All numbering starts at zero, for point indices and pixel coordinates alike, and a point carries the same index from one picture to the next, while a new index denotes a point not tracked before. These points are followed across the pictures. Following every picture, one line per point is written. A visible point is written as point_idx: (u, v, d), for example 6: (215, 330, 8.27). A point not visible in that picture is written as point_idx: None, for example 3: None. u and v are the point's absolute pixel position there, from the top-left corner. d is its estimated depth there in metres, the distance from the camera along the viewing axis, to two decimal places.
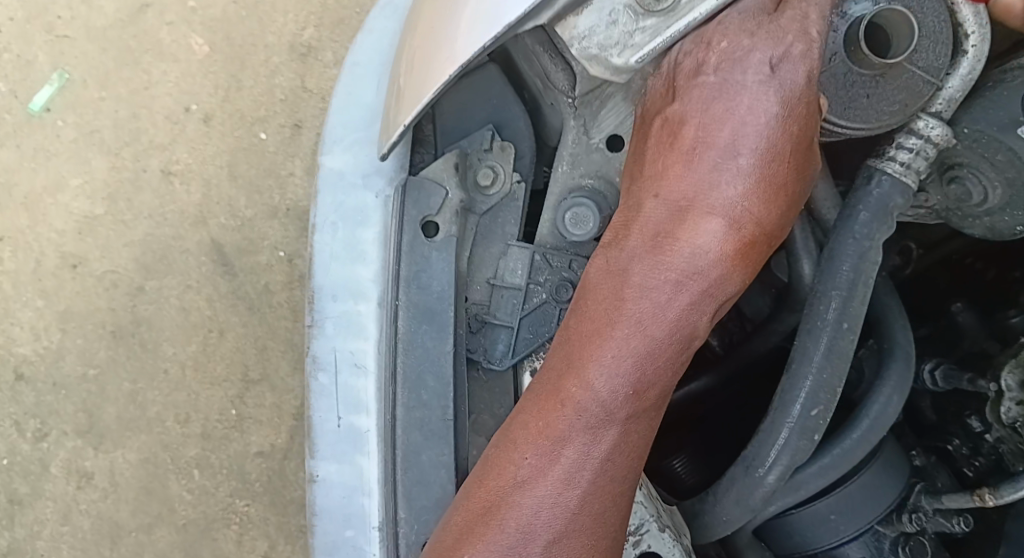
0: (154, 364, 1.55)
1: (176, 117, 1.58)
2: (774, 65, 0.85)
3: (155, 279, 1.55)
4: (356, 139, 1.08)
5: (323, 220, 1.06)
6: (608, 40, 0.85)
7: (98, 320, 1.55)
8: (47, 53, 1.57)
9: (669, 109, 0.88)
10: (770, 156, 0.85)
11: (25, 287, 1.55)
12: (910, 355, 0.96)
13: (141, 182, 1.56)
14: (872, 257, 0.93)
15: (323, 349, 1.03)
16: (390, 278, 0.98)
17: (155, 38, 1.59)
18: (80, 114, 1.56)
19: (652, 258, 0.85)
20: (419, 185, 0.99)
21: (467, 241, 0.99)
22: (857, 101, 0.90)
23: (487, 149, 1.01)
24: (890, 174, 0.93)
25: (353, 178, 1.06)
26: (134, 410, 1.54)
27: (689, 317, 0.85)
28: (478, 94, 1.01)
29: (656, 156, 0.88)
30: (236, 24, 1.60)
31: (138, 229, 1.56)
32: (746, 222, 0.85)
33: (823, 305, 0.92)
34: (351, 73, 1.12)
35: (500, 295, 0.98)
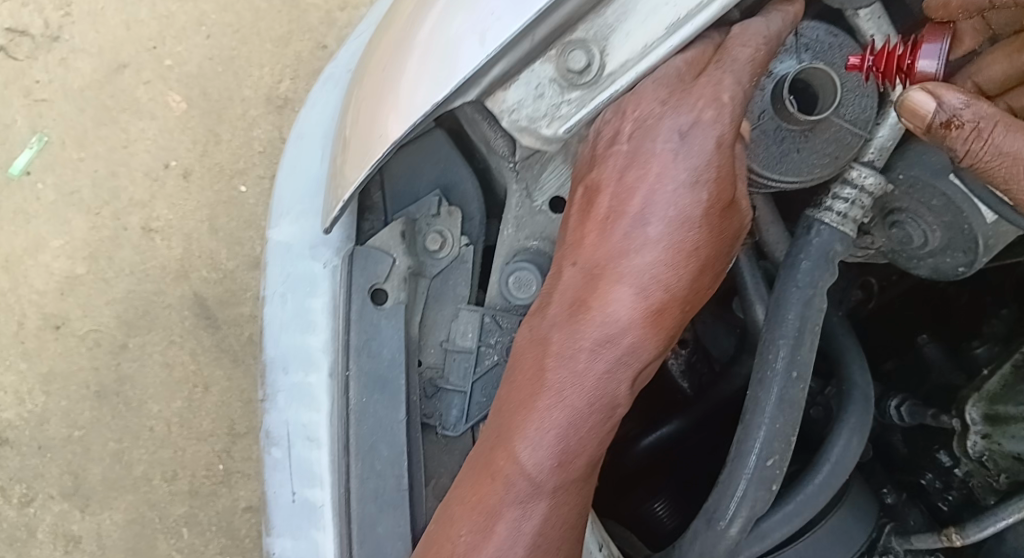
0: (139, 423, 1.54)
1: (155, 174, 1.58)
2: (683, 132, 0.81)
3: (137, 336, 1.55)
4: (301, 209, 1.04)
5: (273, 293, 1.03)
6: (537, 113, 0.83)
7: (82, 381, 1.54)
8: (25, 116, 1.57)
9: (589, 175, 0.84)
10: (680, 224, 0.81)
11: (8, 350, 1.54)
12: (867, 396, 0.96)
13: (122, 240, 1.56)
14: (816, 307, 0.90)
15: (277, 424, 1.01)
16: (339, 348, 0.95)
17: (132, 97, 1.59)
18: (59, 175, 1.56)
19: (568, 329, 0.81)
20: (366, 253, 0.94)
21: (418, 305, 0.95)
22: (789, 158, 0.88)
23: (435, 214, 0.96)
24: (828, 223, 0.90)
25: (300, 249, 1.02)
26: (119, 469, 1.53)
27: (608, 389, 0.81)
28: (426, 158, 0.97)
29: (576, 223, 0.84)
30: (213, 78, 1.60)
31: (119, 286, 1.55)
32: (663, 289, 0.81)
33: (770, 354, 0.90)
34: (296, 144, 1.09)
35: (451, 360, 0.95)
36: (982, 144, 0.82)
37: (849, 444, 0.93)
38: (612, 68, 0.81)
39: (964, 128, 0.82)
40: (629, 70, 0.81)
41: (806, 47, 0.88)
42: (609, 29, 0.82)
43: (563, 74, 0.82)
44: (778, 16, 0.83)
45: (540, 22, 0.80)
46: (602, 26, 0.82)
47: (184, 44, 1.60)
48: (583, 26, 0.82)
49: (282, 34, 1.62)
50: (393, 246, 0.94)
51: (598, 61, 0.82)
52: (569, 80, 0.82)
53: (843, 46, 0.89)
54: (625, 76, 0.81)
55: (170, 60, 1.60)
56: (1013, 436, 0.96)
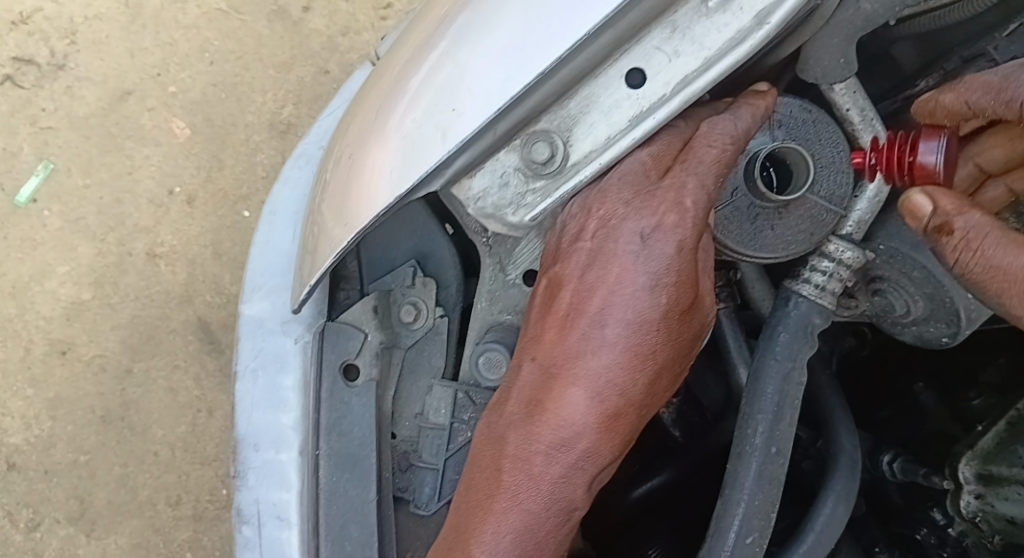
0: (143, 447, 1.55)
1: (159, 200, 1.59)
2: (644, 235, 0.83)
3: (142, 360, 1.56)
4: (274, 286, 1.06)
5: (244, 368, 1.04)
6: (502, 200, 0.84)
7: (88, 406, 1.55)
8: (32, 144, 1.59)
9: (553, 269, 0.86)
10: (639, 327, 0.82)
11: (15, 376, 1.56)
12: (854, 461, 0.95)
13: (126, 265, 1.58)
14: (798, 377, 0.91)
15: (247, 502, 1.02)
16: (308, 426, 0.98)
17: (136, 124, 1.61)
18: (65, 202, 1.58)
19: (525, 428, 0.82)
20: (338, 329, 0.98)
21: (391, 379, 0.99)
22: (762, 235, 0.90)
23: (410, 285, 1.00)
24: (806, 296, 0.91)
25: (272, 325, 1.04)
26: (124, 494, 1.54)
27: (564, 492, 0.82)
28: (403, 229, 1.01)
29: (538, 318, 0.86)
30: (216, 105, 1.62)
31: (124, 312, 1.57)
32: (619, 393, 0.82)
33: (751, 428, 0.90)
34: (269, 221, 1.10)
35: (425, 435, 0.98)
36: (970, 255, 0.83)
37: (834, 511, 0.93)
38: (576, 159, 0.83)
39: (954, 236, 0.83)
40: (595, 160, 0.82)
41: (780, 124, 0.90)
42: (573, 120, 0.83)
43: (524, 163, 0.84)
44: (746, 110, 0.85)
45: (500, 117, 0.82)
46: (566, 117, 0.83)
47: (188, 70, 1.62)
48: (546, 117, 0.83)
49: (284, 59, 1.63)
50: (365, 321, 0.98)
51: (561, 152, 0.83)
52: (533, 170, 0.83)
53: (819, 122, 0.89)
54: (587, 166, 0.82)
55: (174, 87, 1.62)
56: (1006, 497, 0.97)
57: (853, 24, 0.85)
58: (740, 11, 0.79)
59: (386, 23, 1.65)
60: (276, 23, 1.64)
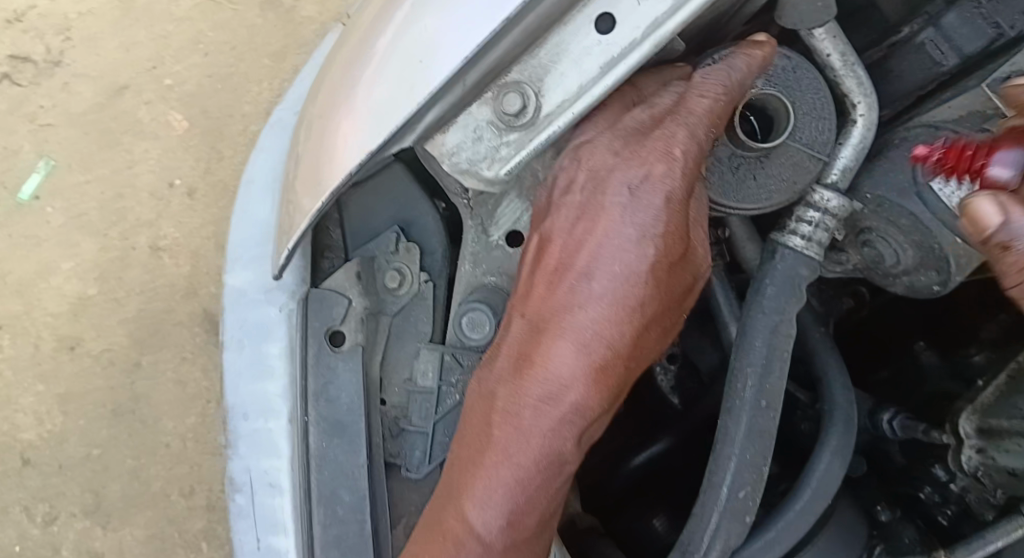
0: (154, 439, 1.56)
1: (160, 193, 1.60)
2: (633, 188, 0.83)
3: (150, 353, 1.57)
4: (257, 256, 1.07)
5: (231, 338, 1.06)
6: (476, 155, 0.84)
7: (97, 401, 1.56)
8: (32, 142, 1.60)
9: (542, 225, 0.86)
10: (627, 278, 0.82)
11: (25, 373, 1.57)
12: (851, 417, 0.95)
13: (130, 259, 1.58)
14: (785, 329, 0.91)
15: (239, 471, 1.03)
16: (295, 394, 0.98)
17: (134, 118, 1.61)
18: (67, 198, 1.59)
19: (514, 383, 0.82)
20: (321, 296, 0.97)
21: (378, 345, 0.98)
22: (745, 185, 0.90)
23: (393, 250, 0.99)
24: (792, 247, 0.92)
25: (256, 295, 1.05)
26: (138, 486, 1.55)
27: (554, 445, 0.81)
28: (384, 196, 1.00)
29: (527, 275, 0.86)
30: (212, 95, 1.62)
31: (130, 305, 1.57)
32: (608, 345, 0.82)
33: (739, 382, 0.91)
34: (248, 192, 1.11)
35: (414, 400, 0.97)
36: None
37: (830, 465, 0.92)
38: (548, 109, 0.82)
39: None
40: (569, 110, 0.81)
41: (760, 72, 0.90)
42: (544, 69, 0.82)
43: (497, 115, 0.83)
44: (740, 59, 0.85)
45: (471, 67, 0.81)
46: (537, 66, 0.82)
47: (182, 63, 1.62)
48: (517, 66, 0.82)
49: (279, 47, 1.63)
50: (348, 287, 0.98)
51: (534, 102, 0.82)
52: (507, 122, 0.83)
53: (799, 68, 0.90)
54: (560, 117, 0.82)
55: (169, 80, 1.62)
56: (1006, 450, 0.95)
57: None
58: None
59: None
60: (268, 12, 1.64)
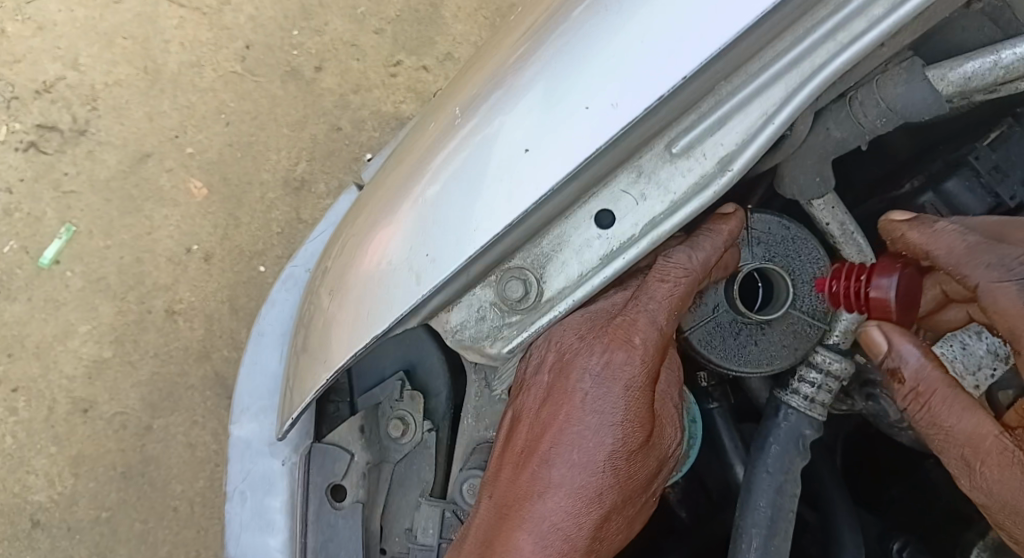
0: (163, 503, 1.56)
1: (177, 258, 1.63)
2: (598, 377, 0.87)
3: (162, 417, 1.58)
4: (263, 407, 1.06)
5: (232, 491, 1.03)
6: (479, 333, 0.87)
7: (109, 463, 1.57)
8: (55, 208, 1.64)
9: (514, 403, 0.91)
10: (588, 469, 0.87)
11: (38, 435, 1.58)
12: None
13: (146, 323, 1.61)
14: (791, 489, 0.91)
15: None
16: (297, 546, 0.98)
17: (155, 185, 1.65)
18: (87, 262, 1.62)
19: None
20: (325, 451, 0.99)
21: (381, 495, 1.02)
22: (747, 350, 0.92)
23: (398, 398, 1.03)
24: (795, 407, 0.92)
25: (260, 446, 1.04)
26: (145, 550, 1.55)
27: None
28: (395, 345, 1.07)
29: (499, 454, 0.91)
30: (232, 164, 1.66)
31: (144, 368, 1.60)
32: (568, 533, 0.87)
33: (745, 542, 0.90)
34: (257, 343, 1.10)
35: (413, 553, 1.00)
36: (919, 407, 0.86)
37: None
38: (550, 295, 0.84)
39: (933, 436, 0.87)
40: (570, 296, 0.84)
41: (758, 241, 0.94)
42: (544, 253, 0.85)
43: (497, 298, 0.86)
44: (706, 238, 0.89)
45: (476, 259, 0.83)
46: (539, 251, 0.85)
47: (205, 132, 1.67)
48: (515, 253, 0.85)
49: (298, 118, 1.67)
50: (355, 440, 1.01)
51: (535, 288, 0.85)
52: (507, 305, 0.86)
53: (798, 237, 0.93)
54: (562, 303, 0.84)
55: (191, 149, 1.66)
56: None
57: (824, 149, 0.87)
58: (703, 157, 0.81)
59: (396, 80, 1.70)
60: (289, 83, 1.68)
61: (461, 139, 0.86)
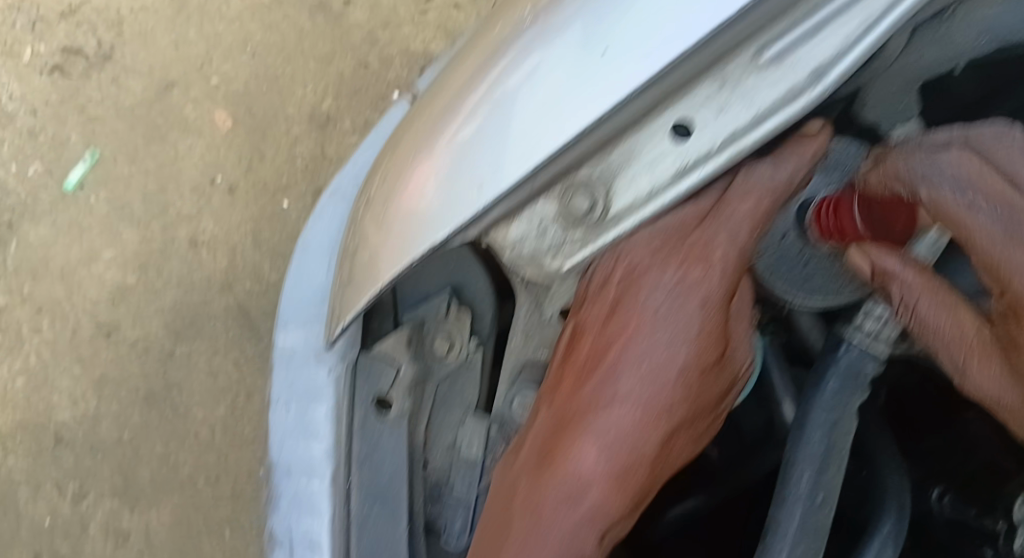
0: (185, 427, 1.62)
1: (202, 188, 1.64)
2: (671, 290, 0.88)
3: (185, 344, 1.63)
4: (307, 318, 1.09)
5: (278, 400, 1.09)
6: (540, 247, 0.90)
7: (132, 387, 1.62)
8: (80, 132, 1.65)
9: (575, 318, 0.91)
10: (655, 379, 0.87)
11: (63, 355, 1.62)
12: (902, 505, 0.97)
13: (170, 252, 1.63)
14: (845, 428, 0.91)
15: (281, 528, 1.06)
16: (341, 456, 1.01)
17: (180, 114, 1.66)
18: (112, 188, 1.64)
19: (539, 472, 0.87)
20: (370, 365, 1.02)
21: (424, 411, 1.04)
22: (812, 281, 0.92)
23: (443, 317, 1.03)
24: (857, 343, 0.91)
25: (304, 356, 1.07)
26: (167, 471, 1.61)
27: (580, 531, 0.86)
28: (438, 264, 1.03)
29: (560, 365, 0.91)
30: (258, 97, 1.66)
31: (167, 297, 1.63)
32: (634, 444, 0.86)
33: (795, 476, 0.91)
34: (302, 256, 1.15)
35: (456, 467, 1.04)
36: (909, 316, 0.87)
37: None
38: (615, 211, 0.87)
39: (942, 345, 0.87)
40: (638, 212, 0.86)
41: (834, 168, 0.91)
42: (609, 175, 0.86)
43: (562, 213, 0.88)
44: (791, 158, 0.88)
45: (543, 168, 0.84)
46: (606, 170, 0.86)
47: (231, 62, 1.66)
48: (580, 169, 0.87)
49: (325, 52, 1.67)
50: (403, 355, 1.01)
51: (603, 203, 0.87)
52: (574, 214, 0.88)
53: None
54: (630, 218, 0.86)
55: (217, 79, 1.66)
56: None
57: (916, 69, 0.89)
58: (797, 66, 0.81)
59: (425, 17, 1.69)
60: (317, 17, 1.68)
61: (526, 41, 0.86)
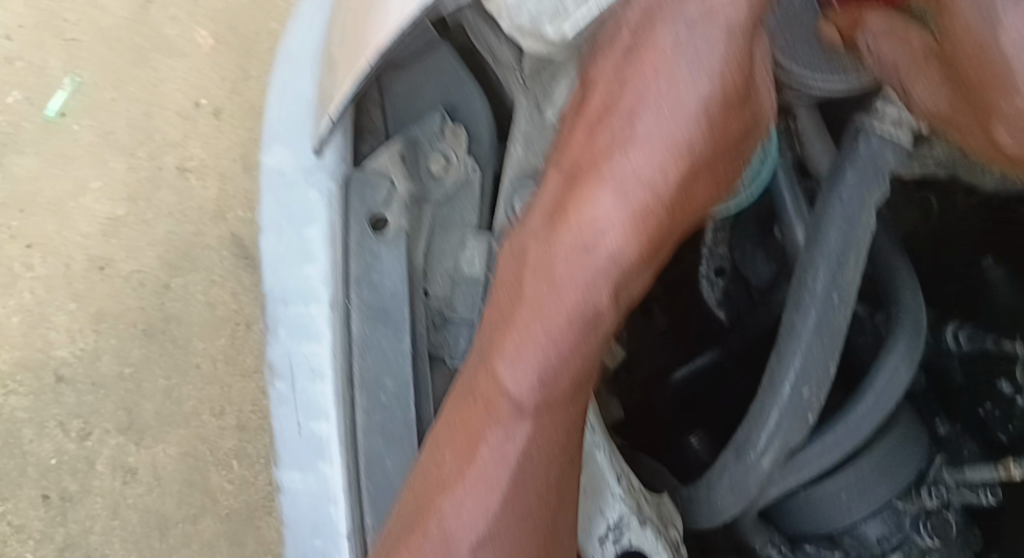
0: (186, 360, 1.58)
1: (187, 113, 1.59)
2: (694, 22, 0.72)
3: (180, 276, 1.58)
4: (296, 134, 0.95)
5: (268, 222, 0.93)
6: (540, 11, 0.78)
7: (130, 320, 1.58)
8: (58, 57, 1.58)
9: (587, 75, 0.77)
10: (682, 116, 0.71)
11: (57, 291, 1.57)
12: (919, 321, 0.91)
13: (159, 180, 1.58)
14: (863, 217, 0.86)
15: (279, 356, 0.91)
16: (338, 278, 0.88)
17: (160, 34, 1.60)
18: (94, 115, 1.58)
19: (548, 232, 0.73)
20: (364, 178, 0.90)
21: (423, 232, 0.90)
22: (828, 57, 0.84)
23: (439, 134, 0.93)
24: (877, 131, 0.86)
25: (295, 175, 0.92)
26: (171, 405, 1.58)
27: (588, 302, 0.72)
28: (430, 77, 0.94)
29: (572, 121, 0.76)
30: (240, 12, 1.62)
31: (159, 227, 1.58)
32: (655, 187, 0.71)
33: (811, 276, 0.87)
34: (285, 61, 1.02)
35: (459, 290, 0.90)
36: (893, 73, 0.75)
37: (897, 377, 0.89)
38: None
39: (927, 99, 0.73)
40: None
41: None
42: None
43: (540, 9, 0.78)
44: None
45: None
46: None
47: None
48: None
49: None
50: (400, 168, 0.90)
51: None
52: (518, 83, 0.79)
53: None
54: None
55: None
56: None
57: None
58: None
59: None
60: None
61: None
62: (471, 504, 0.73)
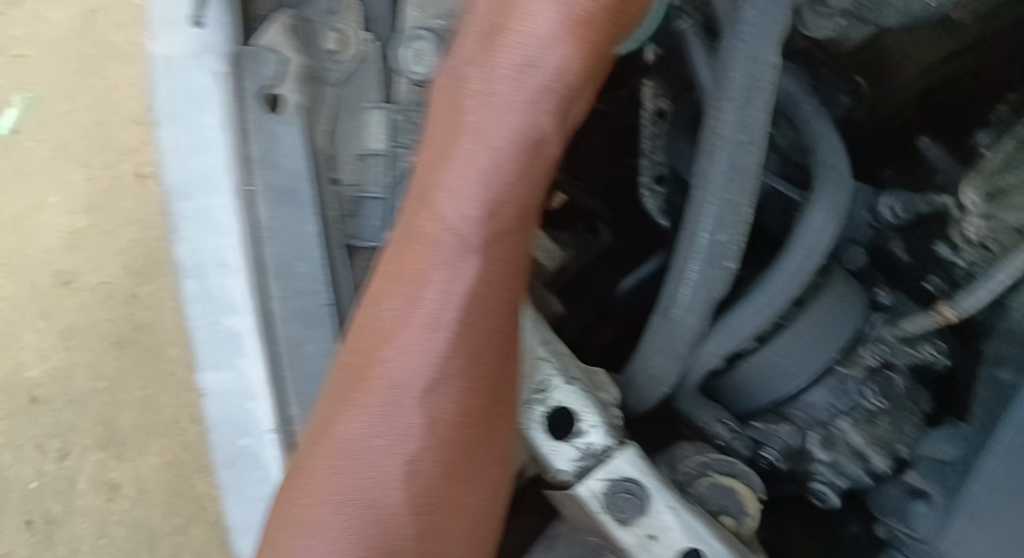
0: (161, 367, 1.54)
1: (141, 117, 1.59)
2: None
3: (148, 283, 1.56)
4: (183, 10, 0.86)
5: (164, 113, 0.85)
6: None
7: (102, 332, 1.55)
8: (11, 75, 1.60)
9: None
10: None
11: (26, 310, 1.54)
12: (841, 174, 0.82)
13: (120, 187, 1.57)
14: (760, 46, 0.76)
15: (187, 254, 0.85)
16: (237, 160, 0.82)
17: (109, 43, 1.61)
18: (50, 128, 1.58)
19: (484, 52, 0.69)
20: (254, 54, 0.83)
21: (322, 111, 0.84)
22: None
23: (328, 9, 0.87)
24: None
25: (187, 61, 0.85)
26: (149, 415, 1.53)
27: (529, 112, 0.68)
28: None
29: None
30: None
31: (124, 236, 1.56)
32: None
33: (715, 121, 0.78)
34: None
35: (370, 167, 0.85)
36: None
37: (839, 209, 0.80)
38: None
39: None
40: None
41: None
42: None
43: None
44: None
45: None
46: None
47: None
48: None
49: None
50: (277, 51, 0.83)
51: None
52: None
53: None
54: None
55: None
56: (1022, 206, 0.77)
57: None
58: None
59: None
60: None
61: None
62: (421, 345, 0.68)
